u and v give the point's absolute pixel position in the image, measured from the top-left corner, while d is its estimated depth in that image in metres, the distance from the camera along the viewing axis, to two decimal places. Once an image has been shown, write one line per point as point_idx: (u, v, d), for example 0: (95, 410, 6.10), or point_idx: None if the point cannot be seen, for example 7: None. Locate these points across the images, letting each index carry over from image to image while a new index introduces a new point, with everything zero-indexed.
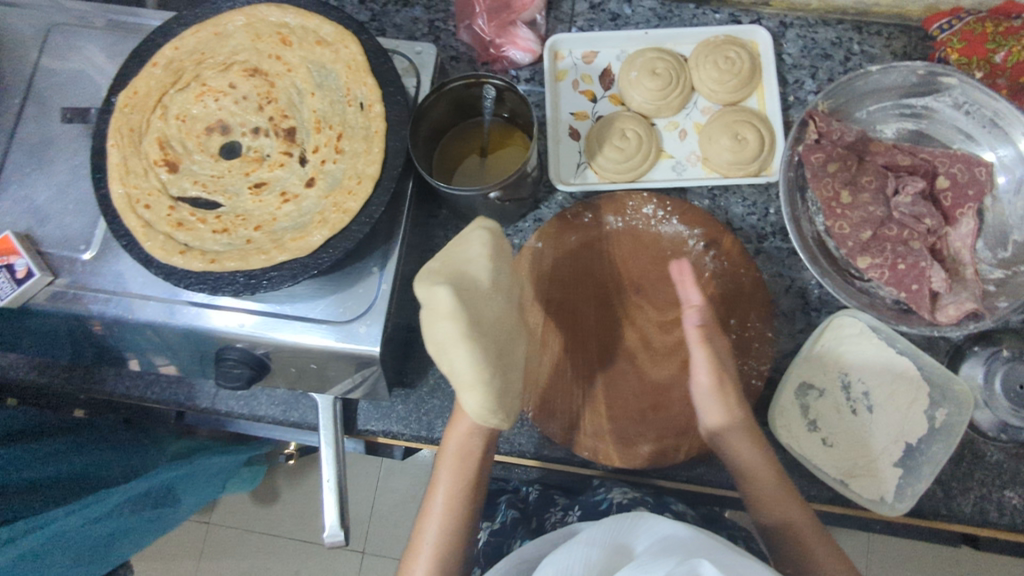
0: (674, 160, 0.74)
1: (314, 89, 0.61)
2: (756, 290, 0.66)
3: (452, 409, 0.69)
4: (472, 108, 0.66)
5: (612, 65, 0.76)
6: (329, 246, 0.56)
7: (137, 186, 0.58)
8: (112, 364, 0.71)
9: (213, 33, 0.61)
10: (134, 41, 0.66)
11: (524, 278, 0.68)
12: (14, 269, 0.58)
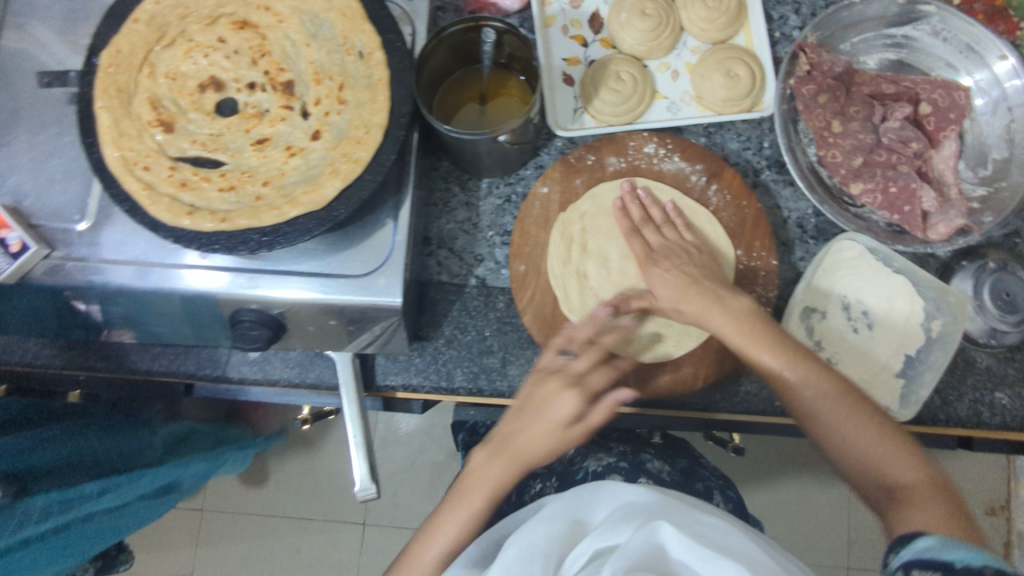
0: (669, 101, 0.74)
1: (308, 40, 0.58)
2: (758, 221, 0.68)
3: (470, 357, 0.70)
4: (471, 54, 0.65)
5: (600, 9, 0.76)
6: (343, 198, 0.55)
7: (132, 149, 0.56)
8: (114, 341, 0.69)
9: None
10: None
11: (533, 224, 0.69)
12: (7, 243, 0.56)
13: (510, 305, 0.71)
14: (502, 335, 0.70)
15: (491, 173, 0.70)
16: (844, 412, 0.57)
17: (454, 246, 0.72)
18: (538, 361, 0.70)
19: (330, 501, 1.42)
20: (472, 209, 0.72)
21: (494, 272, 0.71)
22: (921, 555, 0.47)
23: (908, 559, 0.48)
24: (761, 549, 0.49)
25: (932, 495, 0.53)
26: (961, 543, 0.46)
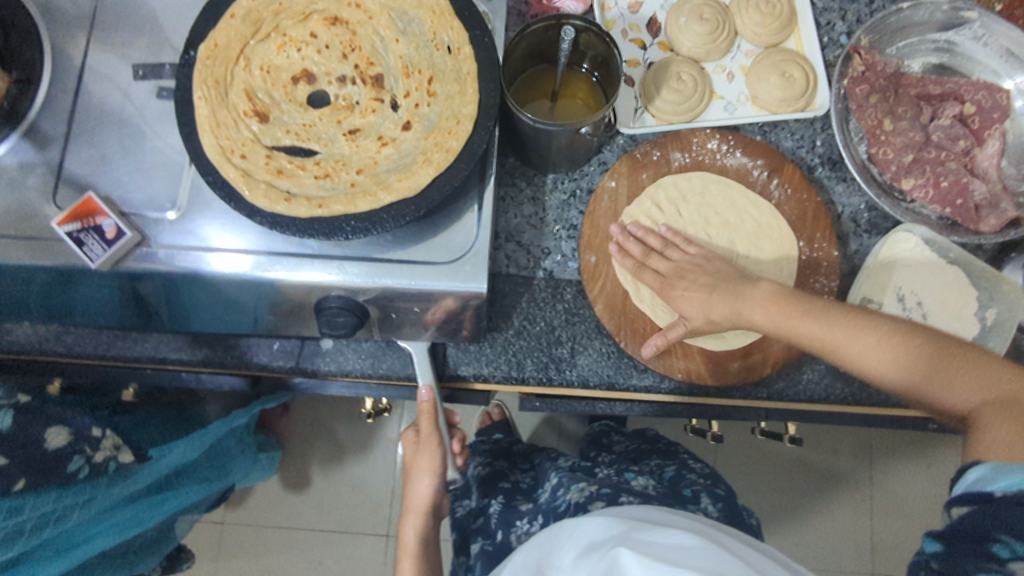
0: (725, 101, 0.77)
1: (398, 36, 0.61)
2: (818, 213, 0.72)
3: (540, 348, 0.72)
4: (544, 53, 0.68)
5: (658, 14, 0.79)
6: (436, 186, 0.56)
7: (229, 138, 0.57)
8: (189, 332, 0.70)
9: None
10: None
11: (602, 217, 0.71)
12: (103, 230, 0.56)
13: (578, 297, 0.72)
14: (571, 325, 0.72)
15: (559, 168, 0.73)
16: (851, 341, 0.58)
17: (521, 240, 0.73)
18: (607, 350, 0.72)
19: (352, 510, 1.42)
20: (539, 204, 0.74)
21: (561, 264, 0.73)
22: (972, 487, 0.44)
23: (964, 493, 0.44)
24: (716, 556, 0.53)
25: (997, 412, 0.51)
26: (1012, 466, 0.43)
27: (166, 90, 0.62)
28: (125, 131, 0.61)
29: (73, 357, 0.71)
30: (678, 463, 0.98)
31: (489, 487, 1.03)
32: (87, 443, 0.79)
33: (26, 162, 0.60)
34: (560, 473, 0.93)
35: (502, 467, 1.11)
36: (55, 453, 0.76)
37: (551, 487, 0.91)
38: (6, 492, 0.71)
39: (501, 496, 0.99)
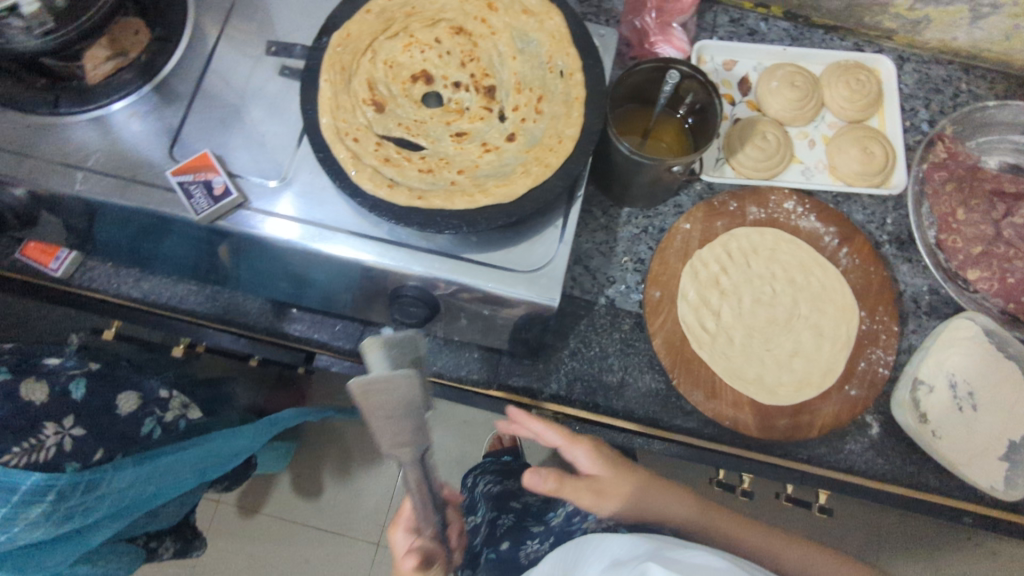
0: (803, 166, 0.80)
1: (515, 53, 0.64)
2: (883, 287, 0.73)
3: (592, 372, 0.73)
4: (643, 92, 0.71)
5: (750, 75, 0.82)
6: (531, 197, 0.59)
7: (345, 121, 0.60)
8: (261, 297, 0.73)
9: None
10: None
11: (673, 256, 0.73)
12: (211, 185, 0.59)
13: (635, 329, 0.74)
14: (625, 356, 0.73)
15: (636, 203, 0.75)
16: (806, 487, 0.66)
17: (589, 265, 0.75)
18: (656, 386, 0.72)
19: (347, 515, 1.44)
20: (611, 233, 0.76)
21: (623, 295, 0.75)
22: None
23: None
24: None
25: None
26: None
27: (290, 69, 0.66)
28: (246, 100, 0.65)
29: (147, 304, 0.74)
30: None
31: (499, 506, 1.02)
32: (158, 406, 0.71)
33: (153, 114, 0.64)
34: (577, 503, 0.90)
35: (513, 485, 1.08)
36: (132, 418, 0.69)
37: (566, 513, 0.88)
38: (82, 466, 0.64)
39: (511, 514, 0.98)
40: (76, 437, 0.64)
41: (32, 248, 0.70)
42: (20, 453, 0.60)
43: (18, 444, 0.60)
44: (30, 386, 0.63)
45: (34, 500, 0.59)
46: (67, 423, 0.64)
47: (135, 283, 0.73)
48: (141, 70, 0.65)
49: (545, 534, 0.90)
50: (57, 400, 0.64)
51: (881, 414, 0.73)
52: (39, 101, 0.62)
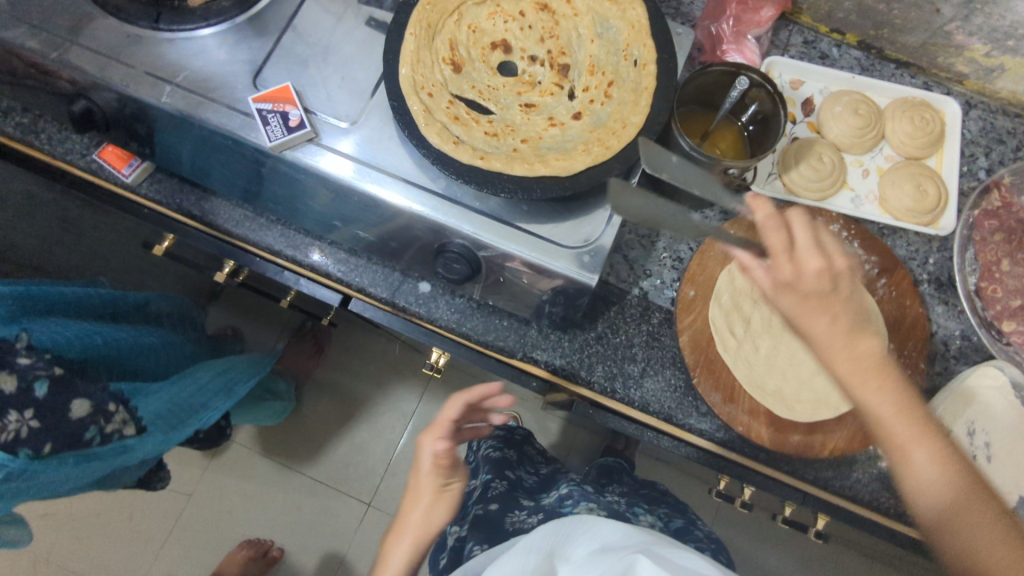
0: (854, 193, 0.80)
1: (594, 38, 0.67)
2: (916, 324, 0.73)
3: (614, 359, 0.74)
4: (710, 96, 0.73)
5: (815, 97, 0.83)
6: (588, 175, 0.60)
7: (422, 75, 0.62)
8: (313, 231, 0.76)
9: None
10: None
11: (712, 259, 0.74)
12: (288, 117, 0.63)
13: (663, 324, 0.75)
14: (649, 348, 0.74)
15: (685, 202, 0.76)
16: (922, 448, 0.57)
17: (627, 255, 0.77)
18: (675, 383, 0.73)
19: (343, 470, 1.53)
20: (654, 228, 0.77)
21: (657, 289, 0.76)
22: None
23: None
24: None
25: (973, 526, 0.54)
26: None
27: (378, 21, 0.69)
28: (332, 43, 0.68)
29: (204, 223, 0.77)
30: (686, 519, 0.97)
31: (494, 471, 1.08)
32: (104, 417, 0.78)
33: (244, 42, 0.67)
34: (571, 485, 0.94)
35: (512, 458, 1.14)
36: (80, 422, 0.75)
37: (560, 495, 0.91)
38: (34, 454, 0.71)
39: (504, 482, 1.03)
40: (32, 428, 0.71)
41: (109, 153, 0.75)
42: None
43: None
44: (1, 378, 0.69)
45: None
46: (27, 414, 0.70)
47: (196, 202, 0.77)
48: (238, 1, 0.68)
49: (534, 508, 0.91)
50: (22, 395, 0.70)
51: None
52: (144, 15, 0.67)
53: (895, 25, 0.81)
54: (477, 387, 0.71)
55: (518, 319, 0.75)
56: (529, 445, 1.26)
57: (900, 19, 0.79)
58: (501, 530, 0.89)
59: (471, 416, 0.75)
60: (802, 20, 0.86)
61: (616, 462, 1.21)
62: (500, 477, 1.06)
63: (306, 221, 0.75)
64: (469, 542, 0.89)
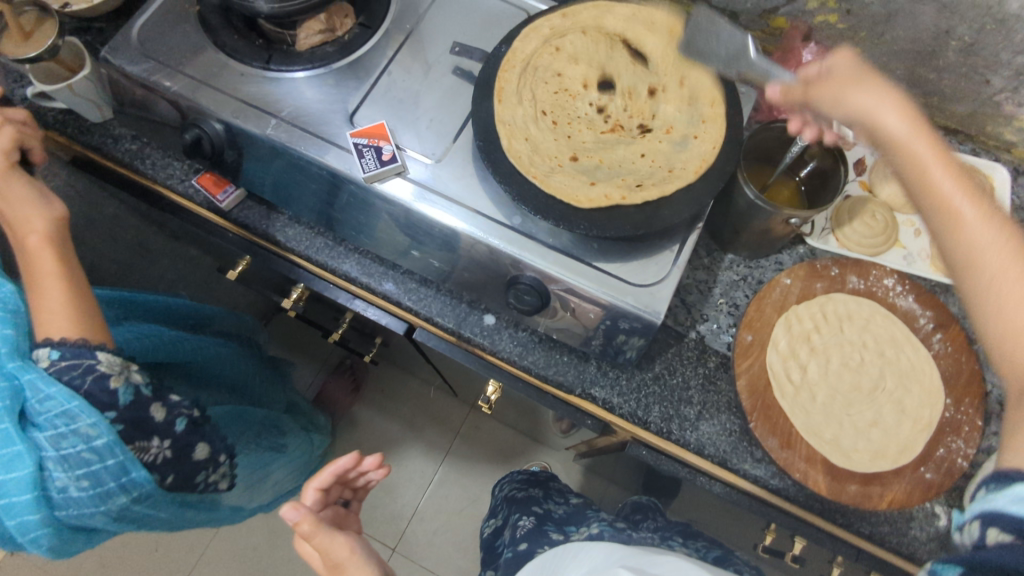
0: (906, 251, 0.82)
1: (664, 89, 0.72)
2: (973, 380, 0.74)
3: (671, 399, 0.76)
4: (770, 153, 0.78)
5: (867, 158, 0.87)
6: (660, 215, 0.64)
7: (509, 120, 0.67)
8: (387, 259, 0.81)
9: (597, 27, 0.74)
10: (520, 15, 0.79)
11: (770, 305, 0.76)
12: (382, 151, 0.68)
13: (719, 368, 0.77)
14: (705, 391, 0.76)
15: (742, 250, 0.79)
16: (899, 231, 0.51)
17: (685, 299, 0.80)
18: (731, 427, 0.74)
19: (370, 513, 1.51)
20: (711, 274, 0.80)
21: (713, 333, 0.78)
22: None
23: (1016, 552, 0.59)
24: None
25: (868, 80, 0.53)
26: None
27: (464, 69, 0.75)
28: (422, 87, 0.74)
29: (284, 248, 0.82)
30: (724, 549, 0.94)
31: (521, 509, 1.09)
32: (212, 465, 0.80)
33: (342, 81, 0.74)
34: (600, 523, 0.92)
35: (537, 495, 1.16)
36: (197, 464, 0.78)
37: (590, 533, 0.88)
38: (160, 481, 0.73)
39: (532, 518, 1.04)
40: (165, 457, 0.73)
41: (205, 178, 0.81)
42: (136, 449, 0.69)
43: (139, 440, 0.69)
44: (156, 408, 0.71)
45: (127, 490, 0.69)
46: (167, 442, 0.73)
47: (280, 228, 0.82)
48: (340, 47, 0.75)
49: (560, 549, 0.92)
50: (167, 426, 0.73)
51: (952, 507, 0.72)
52: (256, 56, 0.73)
53: (945, 94, 0.85)
54: (327, 469, 0.73)
55: (578, 357, 0.78)
56: (554, 482, 1.28)
57: (950, 89, 0.84)
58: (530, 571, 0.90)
59: (342, 481, 0.78)
60: None
61: (648, 500, 1.15)
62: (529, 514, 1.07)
63: (383, 250, 0.79)
64: None
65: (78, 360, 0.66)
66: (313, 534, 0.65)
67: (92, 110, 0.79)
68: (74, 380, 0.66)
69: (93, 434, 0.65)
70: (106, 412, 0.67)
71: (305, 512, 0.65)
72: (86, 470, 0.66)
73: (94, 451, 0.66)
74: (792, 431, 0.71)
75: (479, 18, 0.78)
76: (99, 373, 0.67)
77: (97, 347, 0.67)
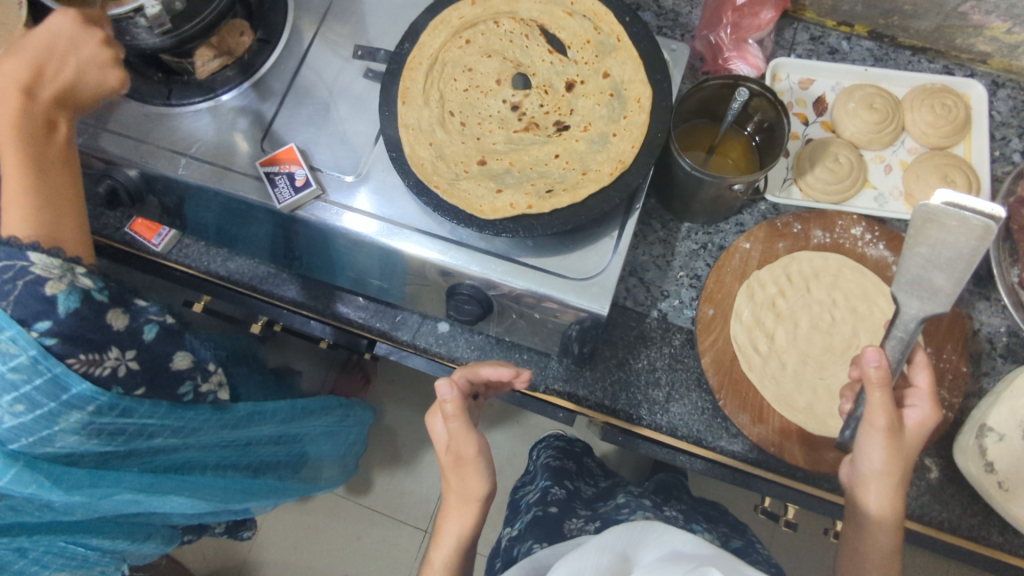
0: (877, 192, 0.76)
1: (580, 74, 0.67)
2: (955, 324, 0.70)
3: (638, 385, 0.73)
4: (713, 109, 0.72)
5: (827, 94, 0.80)
6: (574, 214, 0.60)
7: (415, 125, 0.64)
8: (338, 285, 0.79)
9: (509, 8, 0.68)
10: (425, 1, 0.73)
11: (730, 274, 0.72)
12: (294, 177, 0.65)
13: (686, 345, 0.73)
14: (672, 370, 0.73)
15: (696, 218, 0.74)
16: (876, 489, 0.61)
17: (644, 277, 0.76)
18: (702, 406, 0.72)
19: (399, 501, 1.55)
20: (668, 247, 0.76)
21: (676, 310, 0.75)
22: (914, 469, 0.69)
23: None
24: None
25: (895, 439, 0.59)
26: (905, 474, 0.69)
27: (374, 72, 0.71)
28: (331, 99, 0.70)
29: (232, 283, 0.81)
30: (745, 541, 0.93)
31: (554, 479, 1.09)
32: (201, 373, 0.72)
33: (248, 107, 0.70)
34: (627, 496, 0.91)
35: (570, 468, 1.15)
36: (178, 375, 0.69)
37: (616, 504, 0.88)
38: (125, 393, 0.64)
39: (563, 489, 1.03)
40: (130, 370, 0.65)
41: (139, 225, 0.79)
42: (81, 363, 0.60)
43: (84, 353, 0.60)
44: (114, 314, 0.63)
45: (77, 407, 0.60)
46: (128, 353, 0.64)
47: (227, 262, 0.81)
48: (242, 68, 0.71)
49: (590, 515, 0.89)
50: (131, 335, 0.64)
51: (943, 458, 0.69)
52: (157, 94, 0.70)
53: (905, 12, 0.77)
54: (478, 367, 0.67)
55: (539, 352, 0.75)
56: (589, 457, 1.26)
57: (909, 5, 0.76)
58: (560, 535, 0.86)
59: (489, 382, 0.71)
60: (807, 16, 0.83)
61: (672, 476, 1.19)
62: (551, 478, 1.10)
63: (326, 275, 0.77)
64: (529, 541, 0.88)
65: (9, 263, 0.57)
66: (451, 419, 0.65)
67: None
68: (4, 287, 0.57)
69: (15, 350, 0.57)
70: (34, 323, 0.57)
71: (454, 397, 0.64)
72: (16, 394, 0.58)
73: (18, 370, 0.57)
74: (763, 405, 0.68)
75: (383, 14, 0.73)
76: (33, 277, 0.58)
77: (28, 246, 0.58)
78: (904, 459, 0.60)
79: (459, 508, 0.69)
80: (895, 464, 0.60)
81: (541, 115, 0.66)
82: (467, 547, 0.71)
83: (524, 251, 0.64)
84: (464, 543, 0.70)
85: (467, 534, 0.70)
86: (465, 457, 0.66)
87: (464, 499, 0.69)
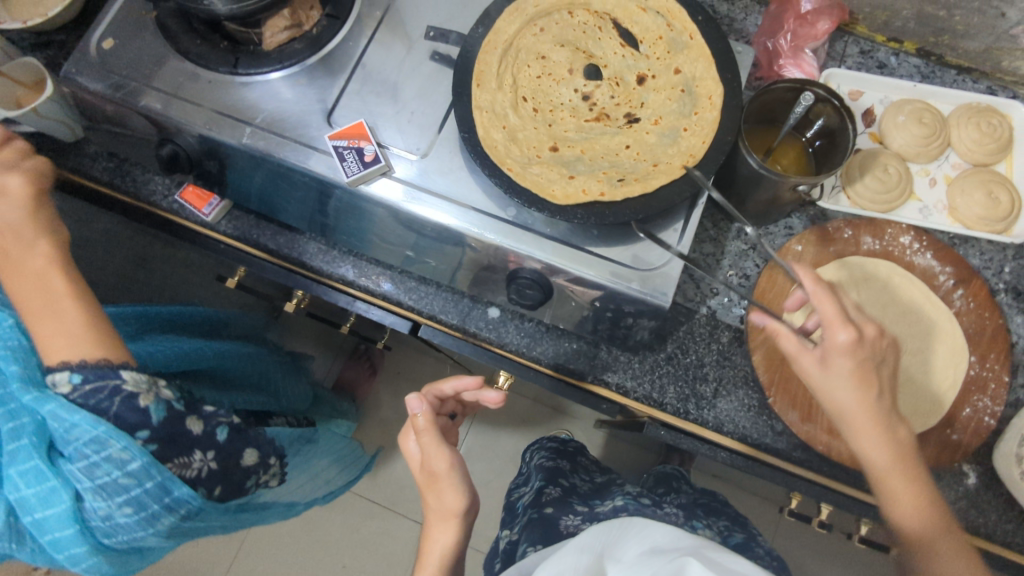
0: (921, 204, 0.79)
1: (652, 69, 0.67)
2: (997, 335, 0.72)
3: (685, 379, 0.74)
4: (773, 113, 0.73)
5: (875, 107, 0.82)
6: (645, 204, 0.61)
7: (489, 109, 0.64)
8: (389, 262, 0.79)
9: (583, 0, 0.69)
10: None
11: (781, 273, 0.74)
12: (364, 153, 0.65)
13: (734, 342, 0.74)
14: (720, 367, 0.74)
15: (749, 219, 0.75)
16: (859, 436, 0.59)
17: (694, 274, 0.76)
18: (749, 403, 0.73)
19: (400, 492, 1.54)
20: (718, 246, 0.77)
21: (725, 307, 0.75)
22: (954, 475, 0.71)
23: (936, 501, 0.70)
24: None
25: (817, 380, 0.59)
26: (944, 479, 0.70)
27: (442, 55, 0.71)
28: (400, 78, 0.70)
29: (281, 257, 0.81)
30: (746, 534, 0.94)
31: (548, 478, 1.07)
32: (263, 466, 0.79)
33: (313, 81, 0.70)
34: (625, 497, 0.86)
35: (564, 466, 1.14)
36: (246, 470, 0.76)
37: (614, 504, 0.84)
38: (208, 494, 0.72)
39: (558, 489, 1.02)
40: (210, 469, 0.71)
41: (189, 193, 0.79)
42: (175, 466, 0.67)
43: (178, 457, 0.67)
44: (192, 420, 0.69)
45: (172, 509, 0.68)
46: (209, 454, 0.71)
47: (274, 236, 0.81)
48: (310, 41, 0.71)
49: (588, 513, 0.87)
50: (207, 437, 0.70)
51: (981, 463, 0.71)
52: (222, 61, 0.70)
53: (957, 32, 0.79)
54: (442, 383, 0.71)
55: (587, 342, 0.76)
56: (583, 456, 1.25)
57: (962, 25, 0.78)
58: (556, 532, 0.85)
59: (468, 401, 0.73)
60: (858, 30, 0.85)
61: (672, 470, 1.19)
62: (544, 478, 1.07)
63: (378, 251, 0.78)
64: (524, 542, 0.87)
65: (103, 381, 0.63)
66: (422, 432, 0.67)
67: (64, 131, 0.78)
68: (101, 403, 0.63)
69: (126, 457, 0.63)
70: (137, 433, 0.64)
71: (421, 412, 0.67)
72: (126, 497, 0.65)
73: (130, 476, 0.64)
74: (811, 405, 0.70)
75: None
76: (127, 393, 0.64)
77: (121, 366, 0.64)
78: (859, 394, 0.57)
79: (439, 523, 0.69)
80: (845, 401, 0.58)
81: (613, 106, 0.67)
82: (452, 568, 0.69)
83: (583, 238, 0.65)
84: (447, 562, 0.69)
85: (449, 554, 0.69)
86: (436, 473, 0.68)
87: (441, 517, 0.69)
